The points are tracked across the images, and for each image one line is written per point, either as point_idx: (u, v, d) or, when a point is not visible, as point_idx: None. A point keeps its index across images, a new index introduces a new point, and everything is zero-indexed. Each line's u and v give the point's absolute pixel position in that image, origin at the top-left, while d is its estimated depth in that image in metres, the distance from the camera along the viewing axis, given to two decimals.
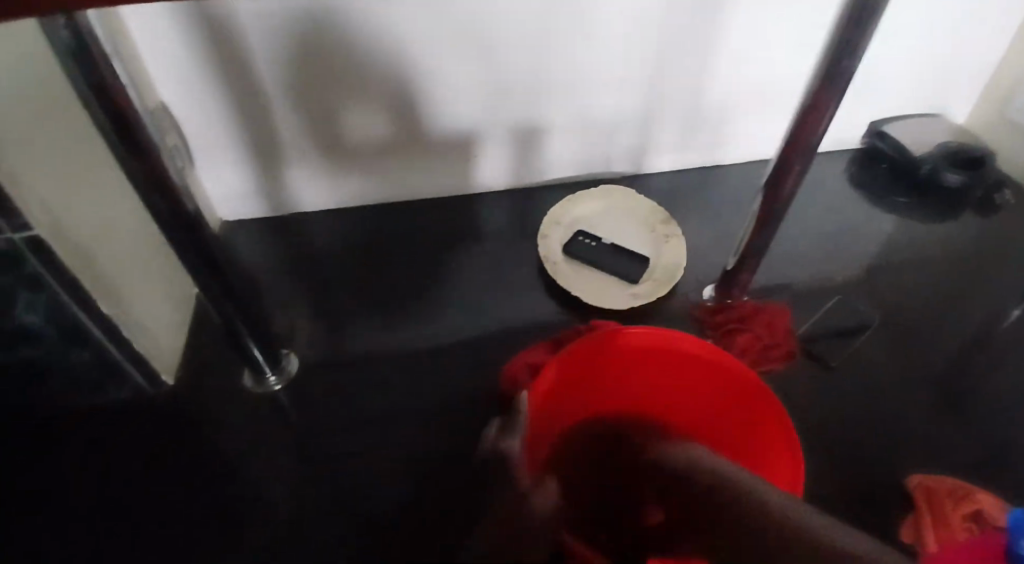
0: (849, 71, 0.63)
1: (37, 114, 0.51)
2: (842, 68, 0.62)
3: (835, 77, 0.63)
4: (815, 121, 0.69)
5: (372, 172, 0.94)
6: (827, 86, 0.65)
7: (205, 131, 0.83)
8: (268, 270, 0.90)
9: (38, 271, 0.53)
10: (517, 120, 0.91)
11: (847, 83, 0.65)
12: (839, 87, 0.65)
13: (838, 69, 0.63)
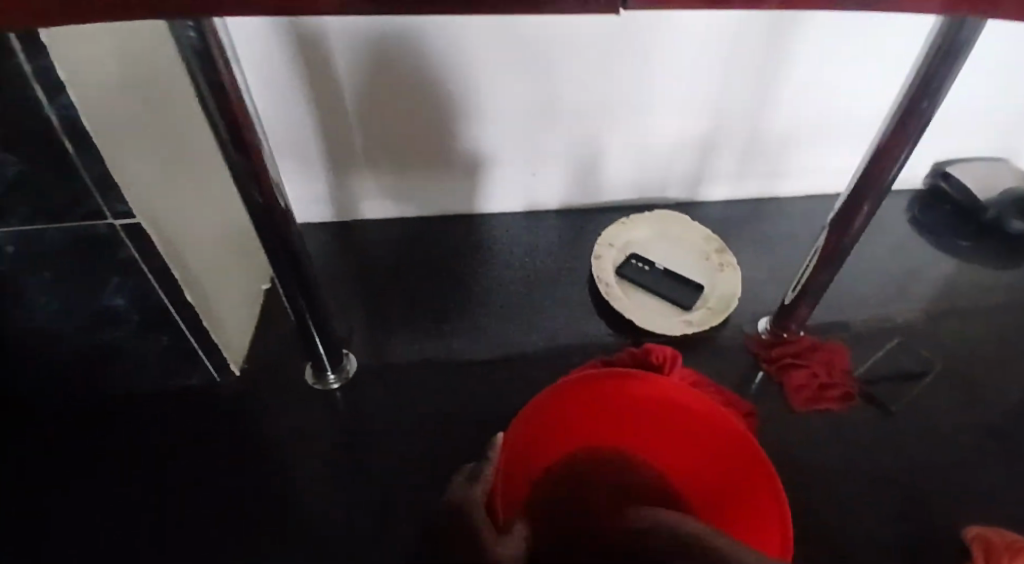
0: (927, 114, 0.62)
1: (150, 110, 0.54)
2: (921, 110, 0.61)
3: (913, 118, 0.63)
4: (889, 160, 0.68)
5: (432, 186, 0.97)
6: (903, 128, 0.64)
7: (283, 137, 0.87)
8: (331, 273, 0.94)
9: (132, 256, 0.56)
10: (576, 141, 0.93)
11: (924, 127, 0.64)
12: (915, 129, 0.64)
13: (916, 110, 0.62)
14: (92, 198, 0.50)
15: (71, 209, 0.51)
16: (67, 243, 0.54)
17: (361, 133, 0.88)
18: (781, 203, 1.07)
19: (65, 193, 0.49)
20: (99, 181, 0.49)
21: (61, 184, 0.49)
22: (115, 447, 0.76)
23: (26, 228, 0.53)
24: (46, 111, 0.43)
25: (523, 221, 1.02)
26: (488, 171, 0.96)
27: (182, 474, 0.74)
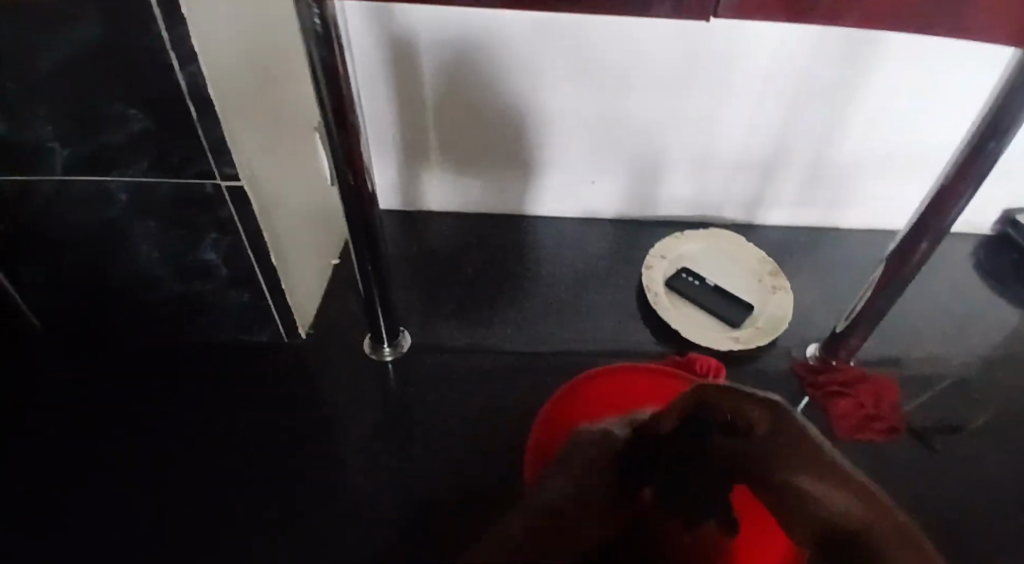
0: (995, 154, 0.62)
1: (259, 85, 0.60)
2: (989, 149, 0.62)
3: (980, 158, 0.63)
4: (950, 201, 0.68)
5: (494, 185, 1.01)
6: (970, 165, 0.64)
7: (369, 127, 0.93)
8: (395, 256, 0.99)
9: (231, 216, 0.63)
10: (640, 153, 0.95)
11: (991, 166, 0.64)
12: (983, 168, 0.64)
13: (983, 150, 0.62)
14: (204, 159, 0.56)
15: (185, 167, 0.57)
16: (176, 197, 0.61)
17: (434, 128, 0.92)
18: (840, 234, 1.06)
19: (182, 151, 0.56)
20: (213, 145, 0.55)
21: (179, 143, 0.55)
22: (118, 446, 0.77)
23: (142, 180, 0.59)
24: (177, 77, 0.49)
25: (580, 226, 1.05)
26: (548, 175, 0.99)
27: (181, 475, 0.75)
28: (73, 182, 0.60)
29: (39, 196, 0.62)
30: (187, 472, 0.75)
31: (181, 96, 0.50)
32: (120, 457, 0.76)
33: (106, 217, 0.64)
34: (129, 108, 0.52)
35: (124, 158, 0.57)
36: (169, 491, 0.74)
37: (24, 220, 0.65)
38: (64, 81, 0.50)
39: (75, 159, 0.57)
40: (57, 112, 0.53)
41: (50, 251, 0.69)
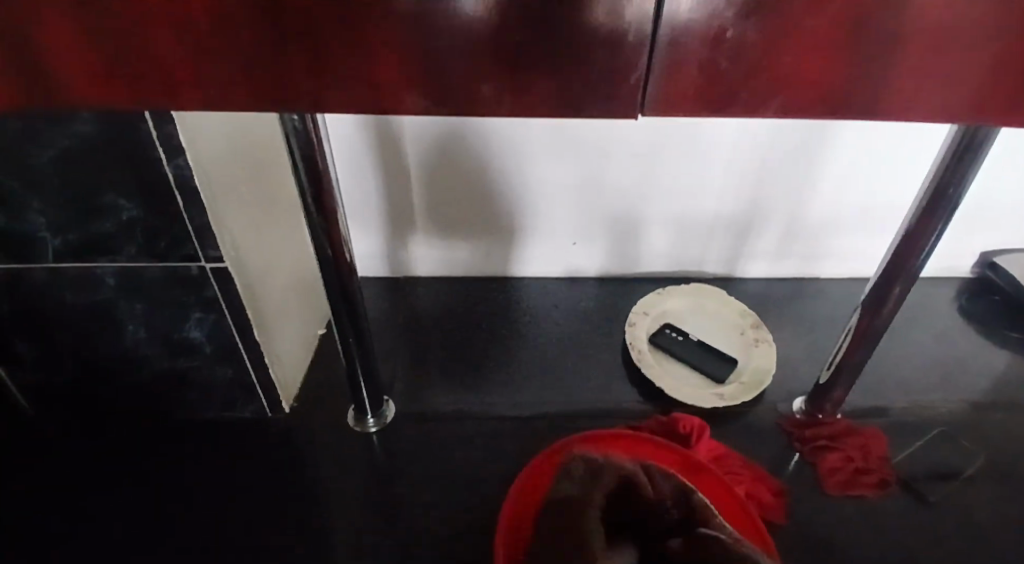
0: (955, 199, 0.65)
1: (244, 170, 0.63)
2: (948, 196, 0.64)
3: (942, 203, 0.65)
4: (917, 243, 0.71)
5: (479, 248, 1.04)
6: (932, 210, 0.67)
7: (358, 201, 0.96)
8: (382, 323, 1.00)
9: (215, 296, 0.64)
10: (618, 216, 0.99)
11: (953, 210, 0.66)
12: (945, 213, 0.67)
13: (944, 196, 0.64)
14: (190, 244, 0.59)
15: (172, 251, 0.59)
16: (163, 279, 0.63)
17: (420, 198, 0.96)
18: (820, 284, 1.08)
19: (168, 236, 0.58)
20: (199, 230, 0.57)
21: (166, 229, 0.57)
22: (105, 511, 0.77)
23: (129, 265, 0.61)
24: (164, 169, 0.52)
25: (564, 286, 1.07)
26: (531, 237, 1.02)
27: (171, 538, 0.75)
28: (63, 267, 0.62)
29: (30, 281, 0.64)
30: (177, 534, 0.75)
31: (169, 186, 0.53)
32: (97, 544, 0.74)
33: (94, 301, 0.66)
34: (119, 199, 0.55)
35: (113, 245, 0.59)
36: (162, 534, 0.75)
37: (17, 304, 0.66)
38: (59, 174, 0.53)
39: (66, 246, 0.60)
40: (51, 201, 0.55)
41: (38, 334, 0.70)
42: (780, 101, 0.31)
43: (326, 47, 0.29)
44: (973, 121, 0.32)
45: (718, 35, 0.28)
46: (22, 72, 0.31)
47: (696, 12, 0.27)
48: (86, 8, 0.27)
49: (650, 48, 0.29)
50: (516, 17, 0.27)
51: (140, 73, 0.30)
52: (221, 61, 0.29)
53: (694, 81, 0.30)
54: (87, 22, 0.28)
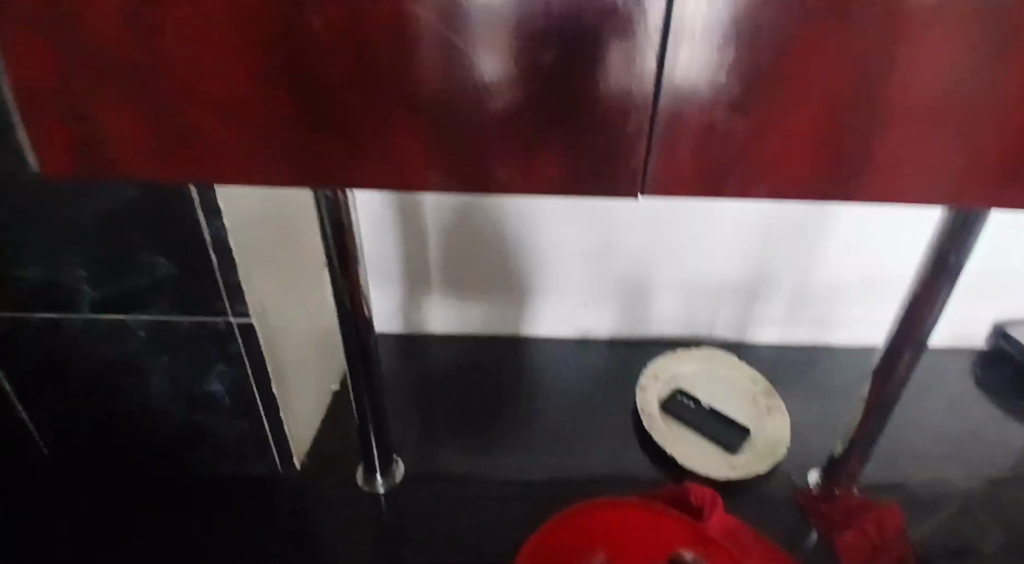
0: (956, 267, 0.66)
1: (274, 232, 0.68)
2: (949, 264, 0.66)
3: (943, 271, 0.67)
4: (924, 309, 0.71)
5: (492, 308, 1.06)
6: (934, 278, 0.68)
7: (378, 260, 1.00)
8: (395, 380, 1.02)
9: (239, 351, 0.67)
10: (627, 280, 1.01)
11: (955, 277, 0.68)
12: (948, 279, 0.68)
13: (944, 264, 0.66)
14: (220, 300, 0.62)
15: (202, 307, 0.63)
16: (191, 334, 0.66)
17: (436, 257, 0.99)
18: (831, 350, 1.09)
19: (199, 293, 0.61)
20: (230, 289, 0.61)
21: (198, 287, 0.61)
22: None
23: (160, 318, 0.64)
24: (203, 231, 0.56)
25: (574, 347, 1.08)
26: (543, 297, 1.04)
27: None
28: (97, 318, 0.65)
29: (64, 330, 0.67)
30: None
31: (205, 246, 0.57)
32: None
33: (124, 352, 0.68)
34: (158, 257, 0.58)
35: (147, 300, 0.63)
36: None
37: (51, 352, 0.69)
38: (104, 233, 0.57)
39: (103, 300, 0.63)
40: (94, 257, 0.59)
41: (65, 382, 0.73)
42: (769, 184, 0.34)
43: (353, 134, 0.33)
44: (956, 202, 0.35)
45: (709, 124, 0.31)
46: (84, 152, 0.34)
47: (689, 100, 0.30)
48: (161, 97, 0.32)
49: (647, 135, 0.32)
50: (532, 109, 0.31)
51: (190, 153, 0.34)
52: (270, 142, 0.33)
53: (689, 164, 0.33)
54: (152, 110, 0.32)
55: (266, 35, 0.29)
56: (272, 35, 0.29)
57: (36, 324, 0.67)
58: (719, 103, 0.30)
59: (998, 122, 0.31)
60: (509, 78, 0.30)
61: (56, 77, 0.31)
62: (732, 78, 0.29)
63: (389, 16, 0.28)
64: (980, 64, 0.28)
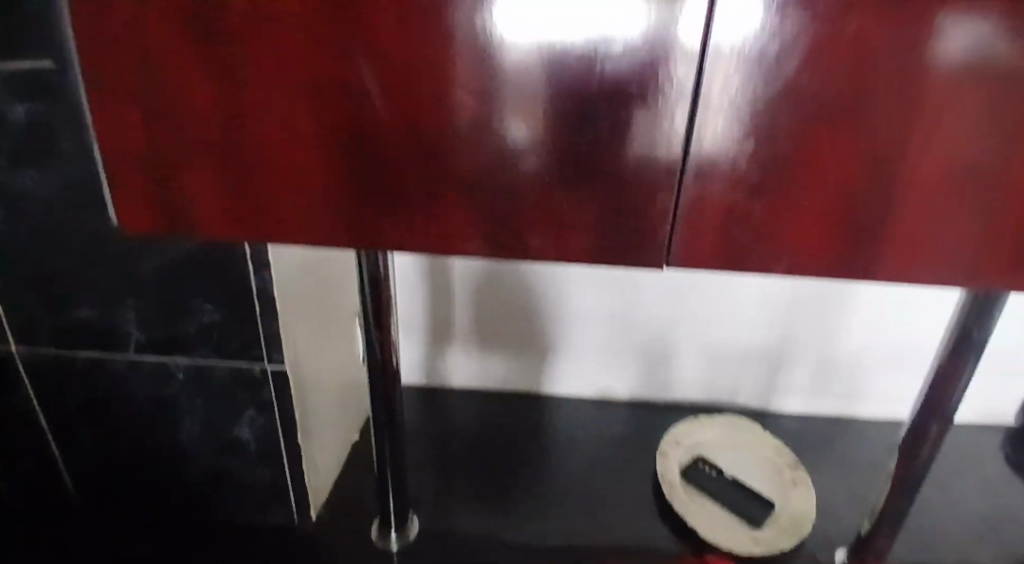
0: (980, 339, 0.65)
1: (312, 285, 0.73)
2: (972, 336, 0.65)
3: (968, 343, 0.66)
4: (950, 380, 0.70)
5: (514, 364, 1.07)
6: (958, 351, 0.67)
7: (408, 311, 1.03)
8: (417, 431, 1.02)
9: (270, 400, 0.70)
10: (649, 342, 1.02)
11: (980, 349, 0.67)
12: (973, 351, 0.67)
13: (967, 336, 0.65)
14: (258, 347, 0.66)
15: (240, 352, 0.67)
16: (227, 379, 0.70)
17: (462, 311, 1.02)
18: (860, 424, 1.06)
19: (239, 339, 0.66)
20: (269, 337, 0.66)
21: (240, 333, 0.66)
22: None
23: (201, 362, 0.69)
24: (250, 279, 0.62)
25: (595, 408, 1.08)
26: (565, 356, 1.05)
27: None
28: (140, 361, 0.69)
29: (108, 371, 0.71)
30: None
31: (251, 296, 0.63)
32: None
33: (161, 395, 0.72)
34: (205, 304, 0.64)
35: (191, 344, 0.67)
36: None
37: (93, 391, 0.73)
38: (160, 279, 0.63)
39: (148, 341, 0.68)
40: (146, 302, 0.65)
41: (101, 423, 0.76)
42: (787, 263, 0.36)
43: (394, 201, 0.36)
44: (977, 284, 0.36)
45: (729, 210, 0.34)
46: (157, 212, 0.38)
47: (710, 181, 0.33)
48: (235, 167, 0.35)
49: (672, 217, 0.35)
50: (561, 181, 0.34)
51: (246, 216, 0.37)
52: (325, 209, 0.37)
53: (712, 244, 0.35)
54: (220, 175, 0.36)
55: (335, 117, 0.33)
56: (340, 117, 0.33)
57: (82, 364, 0.71)
58: (740, 185, 0.33)
59: (1004, 212, 0.33)
60: (539, 151, 0.33)
61: (146, 146, 0.35)
62: (749, 162, 0.32)
63: (444, 102, 0.32)
64: (982, 154, 0.31)
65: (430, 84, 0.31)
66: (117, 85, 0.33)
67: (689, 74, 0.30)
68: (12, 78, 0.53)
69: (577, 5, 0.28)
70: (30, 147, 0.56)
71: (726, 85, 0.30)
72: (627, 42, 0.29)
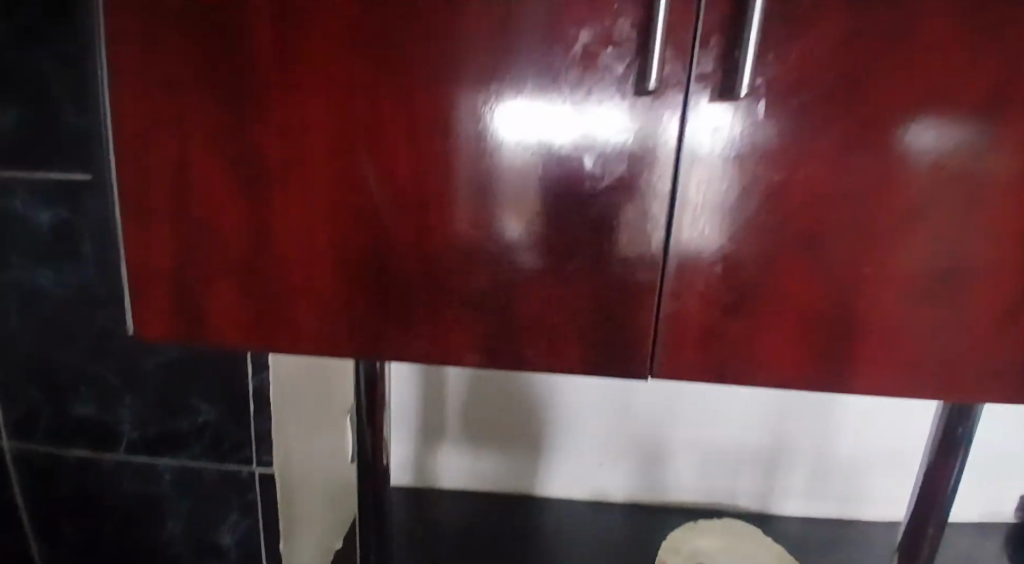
0: (965, 440, 0.62)
1: (309, 387, 0.75)
2: (956, 437, 0.62)
3: (954, 447, 0.62)
4: (941, 474, 0.63)
5: (506, 462, 1.03)
6: (942, 458, 0.63)
7: (404, 405, 1.03)
8: (403, 536, 0.93)
9: (255, 499, 0.70)
10: (643, 437, 1.00)
11: (968, 453, 0.62)
12: (961, 451, 0.62)
13: (953, 438, 0.62)
14: (248, 448, 0.68)
15: (232, 452, 0.68)
16: (216, 479, 0.69)
17: (458, 404, 1.02)
18: (859, 527, 1.01)
19: (234, 438, 0.67)
20: (261, 437, 0.67)
21: (233, 433, 0.67)
22: None
23: (190, 463, 0.69)
24: (248, 381, 0.65)
25: (589, 512, 1.02)
26: (559, 453, 1.02)
27: None
28: (130, 460, 0.69)
29: (96, 471, 0.70)
30: None
31: (246, 397, 0.66)
32: None
33: (147, 493, 0.71)
34: (203, 404, 0.66)
35: (184, 443, 0.68)
36: None
37: (82, 487, 0.71)
38: (161, 378, 0.66)
39: (141, 440, 0.68)
40: (145, 403, 0.67)
41: (78, 531, 0.73)
42: (764, 377, 0.37)
43: (393, 299, 0.37)
44: (953, 398, 0.37)
45: (707, 325, 0.36)
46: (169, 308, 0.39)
47: (689, 293, 0.36)
48: (251, 285, 0.38)
49: (655, 330, 0.37)
50: (553, 277, 0.36)
51: (249, 312, 0.39)
52: (332, 324, 0.39)
53: (693, 355, 0.37)
54: (231, 273, 0.38)
55: (348, 239, 0.36)
56: (353, 239, 0.36)
57: (71, 463, 0.70)
58: (713, 304, 0.36)
59: (963, 322, 0.35)
60: (529, 251, 0.35)
61: (172, 264, 0.38)
62: (719, 284, 0.35)
63: (448, 228, 0.36)
64: (928, 284, 0.34)
65: (434, 191, 0.35)
66: (155, 192, 0.37)
67: (666, 185, 0.34)
68: (46, 188, 0.60)
69: (569, 113, 0.33)
70: (53, 252, 0.61)
71: (699, 191, 0.34)
72: (607, 175, 0.34)
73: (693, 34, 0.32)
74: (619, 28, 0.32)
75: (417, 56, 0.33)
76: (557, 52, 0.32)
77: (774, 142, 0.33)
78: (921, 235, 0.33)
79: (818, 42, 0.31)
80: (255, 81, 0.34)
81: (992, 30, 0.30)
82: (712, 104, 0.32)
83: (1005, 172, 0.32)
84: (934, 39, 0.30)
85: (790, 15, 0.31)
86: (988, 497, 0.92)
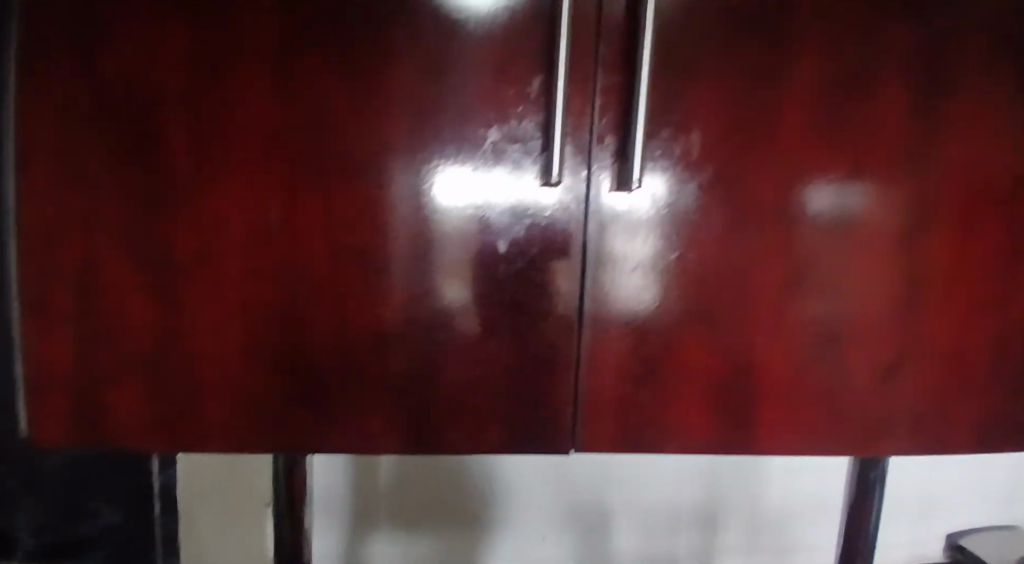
0: (876, 480, 0.64)
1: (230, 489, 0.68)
2: (869, 478, 0.64)
3: (868, 488, 0.65)
4: (862, 510, 0.66)
5: (442, 545, 0.94)
6: (860, 500, 0.65)
7: (329, 492, 0.92)
8: None
9: None
10: (585, 506, 0.94)
11: (883, 493, 0.65)
12: (877, 492, 0.65)
13: (867, 480, 0.65)
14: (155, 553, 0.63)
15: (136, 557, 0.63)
16: None
17: (388, 485, 0.92)
18: None
19: (138, 544, 0.63)
20: (168, 539, 0.64)
21: (137, 541, 0.63)
22: None
23: None
24: (154, 479, 0.62)
25: None
26: (497, 529, 0.95)
27: None
28: None
29: None
30: None
31: (152, 497, 0.62)
32: None
33: None
34: (105, 508, 0.61)
35: (84, 549, 0.62)
36: None
37: None
38: (61, 479, 0.60)
39: (37, 549, 0.62)
40: (42, 508, 0.60)
41: None
42: (680, 443, 0.38)
43: (309, 385, 0.36)
44: (852, 452, 0.39)
45: (622, 394, 0.38)
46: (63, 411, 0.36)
47: (601, 363, 0.37)
48: (159, 382, 0.36)
49: (574, 402, 0.37)
50: (488, 347, 0.36)
51: (156, 409, 0.37)
52: (246, 416, 0.37)
53: (611, 424, 0.38)
54: (135, 370, 0.36)
55: (262, 326, 0.36)
56: (272, 328, 0.36)
57: None
58: (628, 375, 0.37)
59: (850, 381, 0.38)
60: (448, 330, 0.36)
61: (69, 364, 0.36)
62: (630, 355, 0.37)
63: (367, 311, 0.36)
64: (816, 348, 0.37)
65: (351, 277, 0.35)
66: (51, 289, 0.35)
67: (576, 264, 0.36)
68: None
69: (496, 193, 0.35)
70: None
71: (606, 271, 0.36)
72: (518, 259, 0.35)
73: (589, 133, 0.35)
74: (524, 127, 0.34)
75: (333, 149, 0.34)
76: (467, 148, 0.34)
77: (671, 223, 0.35)
78: (812, 304, 0.37)
79: (698, 136, 0.35)
80: (171, 174, 0.34)
81: (838, 125, 0.35)
82: (613, 192, 0.35)
83: (868, 244, 0.36)
84: (792, 133, 0.35)
85: (672, 112, 0.34)
86: (915, 543, 0.95)
